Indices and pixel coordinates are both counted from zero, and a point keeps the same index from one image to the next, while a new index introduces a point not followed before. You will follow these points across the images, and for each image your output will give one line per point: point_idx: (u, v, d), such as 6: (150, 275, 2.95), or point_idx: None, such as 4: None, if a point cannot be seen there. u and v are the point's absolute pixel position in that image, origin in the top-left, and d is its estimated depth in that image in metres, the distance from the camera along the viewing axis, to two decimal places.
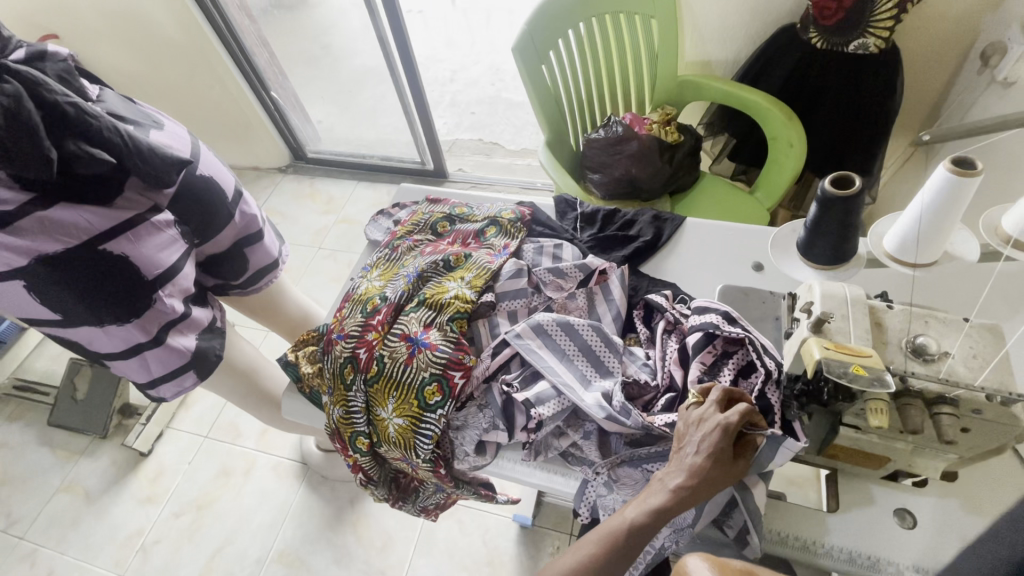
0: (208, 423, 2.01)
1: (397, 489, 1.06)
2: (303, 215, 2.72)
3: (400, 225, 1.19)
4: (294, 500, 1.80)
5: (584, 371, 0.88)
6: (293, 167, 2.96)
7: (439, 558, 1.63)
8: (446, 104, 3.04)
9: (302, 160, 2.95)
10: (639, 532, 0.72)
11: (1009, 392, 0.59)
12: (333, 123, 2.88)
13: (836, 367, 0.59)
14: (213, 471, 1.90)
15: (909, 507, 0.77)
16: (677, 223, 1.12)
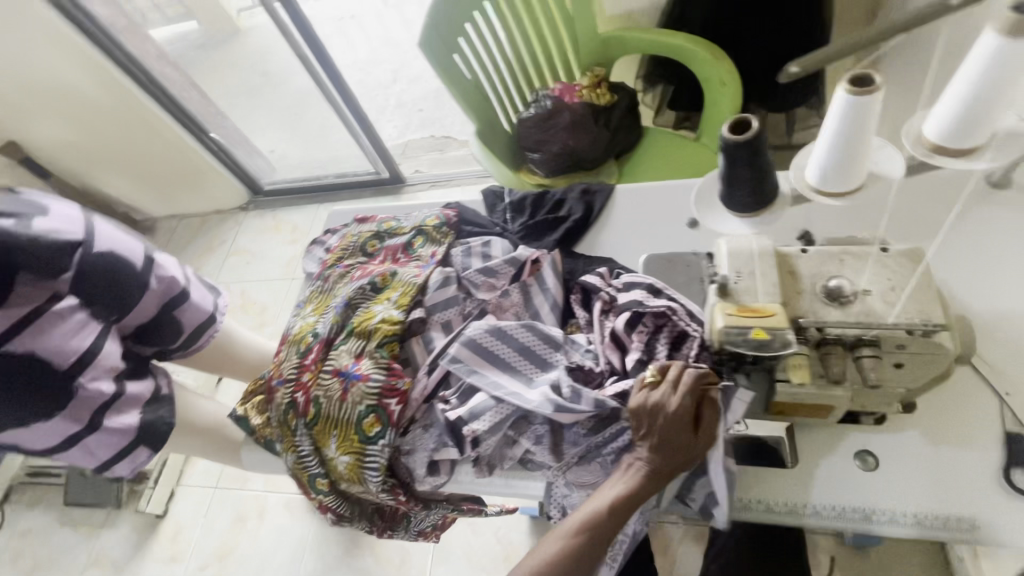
0: (216, 473, 2.03)
1: (383, 520, 1.03)
2: (272, 248, 2.70)
3: (332, 252, 1.15)
4: (310, 534, 1.82)
5: (528, 372, 0.84)
6: (253, 203, 2.88)
7: (457, 564, 1.64)
8: (393, 107, 2.98)
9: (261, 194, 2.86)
10: (611, 525, 0.70)
11: (926, 322, 0.56)
12: (286, 149, 2.93)
13: (733, 336, 0.55)
14: (230, 518, 1.93)
15: (871, 446, 0.73)
16: (606, 193, 1.07)
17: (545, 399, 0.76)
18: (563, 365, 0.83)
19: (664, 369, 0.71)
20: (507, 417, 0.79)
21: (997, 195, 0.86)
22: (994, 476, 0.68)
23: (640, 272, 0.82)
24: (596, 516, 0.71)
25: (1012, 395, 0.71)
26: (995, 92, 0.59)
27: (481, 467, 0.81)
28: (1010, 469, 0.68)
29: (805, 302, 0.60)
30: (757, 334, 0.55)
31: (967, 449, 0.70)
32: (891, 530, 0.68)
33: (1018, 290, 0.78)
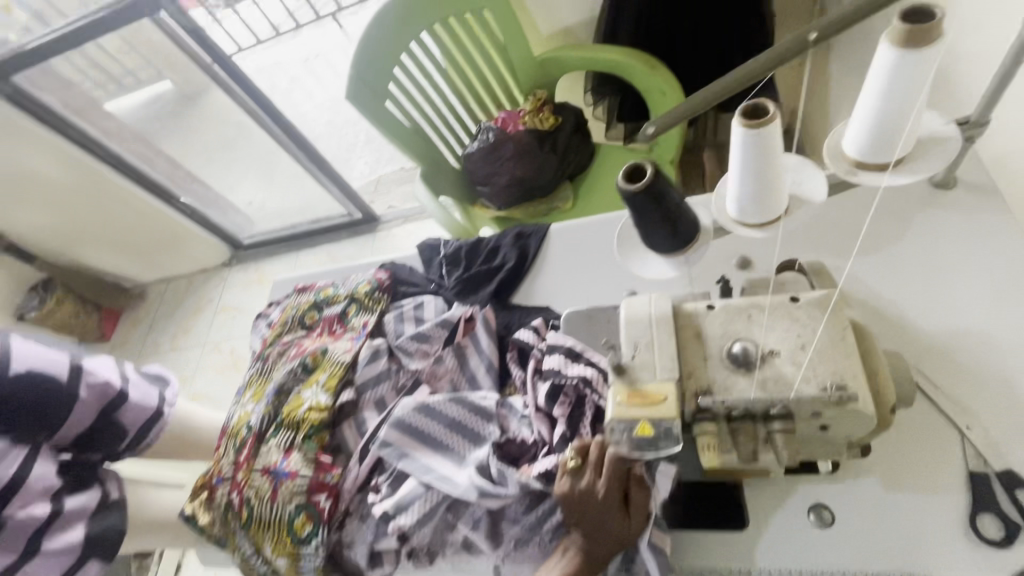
0: None
1: None
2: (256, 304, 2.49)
3: (273, 327, 1.12)
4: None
5: (460, 450, 0.79)
6: (236, 259, 2.67)
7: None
8: (364, 142, 2.64)
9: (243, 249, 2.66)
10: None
11: (840, 385, 0.50)
12: (263, 199, 2.69)
13: (618, 431, 0.52)
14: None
15: (826, 500, 0.67)
16: (540, 235, 1.02)
17: (471, 484, 0.72)
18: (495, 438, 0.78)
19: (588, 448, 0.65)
20: (437, 505, 0.75)
21: (945, 198, 0.79)
22: (959, 524, 0.62)
23: (562, 332, 0.77)
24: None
25: (973, 428, 0.65)
26: (905, 101, 0.53)
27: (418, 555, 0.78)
28: (976, 516, 0.61)
29: (711, 371, 0.55)
30: (642, 431, 0.51)
31: (927, 494, 0.64)
32: None
33: (973, 305, 0.71)
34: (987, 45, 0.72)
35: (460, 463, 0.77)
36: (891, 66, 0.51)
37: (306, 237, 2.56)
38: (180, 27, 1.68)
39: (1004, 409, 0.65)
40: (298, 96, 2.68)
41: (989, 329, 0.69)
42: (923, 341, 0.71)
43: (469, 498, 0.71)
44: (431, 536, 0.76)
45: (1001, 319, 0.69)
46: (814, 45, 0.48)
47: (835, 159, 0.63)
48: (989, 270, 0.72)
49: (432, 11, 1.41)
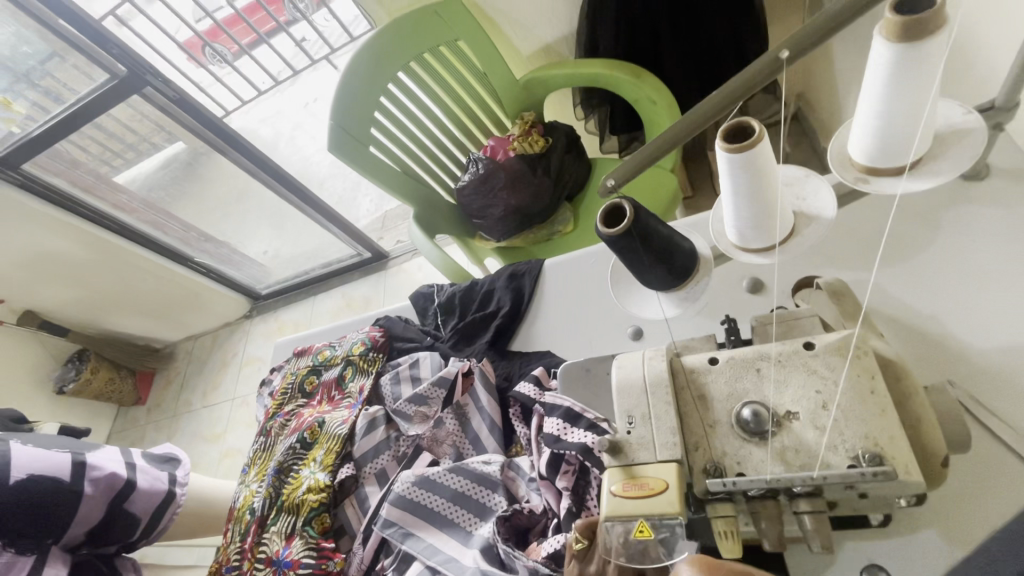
0: None
1: None
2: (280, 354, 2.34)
3: (275, 397, 1.09)
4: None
5: (466, 525, 0.73)
6: (257, 309, 2.59)
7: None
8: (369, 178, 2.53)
9: (262, 299, 2.59)
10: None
11: (874, 451, 0.42)
12: (278, 248, 2.52)
13: (617, 534, 0.46)
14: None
15: (880, 559, 0.56)
16: (534, 274, 0.96)
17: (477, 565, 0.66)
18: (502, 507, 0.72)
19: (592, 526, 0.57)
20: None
21: (976, 190, 0.69)
22: None
23: (560, 389, 0.71)
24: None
25: None
26: (912, 100, 0.44)
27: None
28: None
29: (720, 441, 0.47)
30: (641, 532, 0.44)
31: None
32: None
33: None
34: (1004, 15, 0.63)
35: (468, 540, 0.71)
36: (890, 62, 0.43)
37: (320, 281, 2.44)
38: (168, 100, 1.65)
39: None
40: (302, 142, 2.44)
41: None
42: (972, 362, 0.61)
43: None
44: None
45: None
46: (788, 63, 0.49)
47: (839, 167, 0.53)
48: None
49: (405, 49, 1.37)
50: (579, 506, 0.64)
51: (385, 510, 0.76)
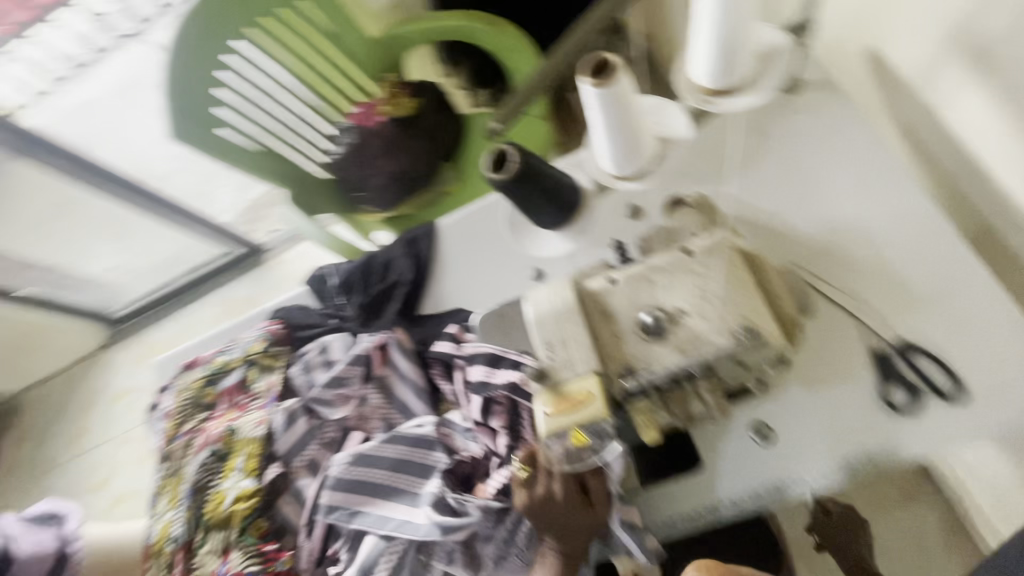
0: None
1: None
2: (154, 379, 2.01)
3: (170, 418, 0.98)
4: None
5: (411, 488, 0.74)
6: (115, 336, 2.02)
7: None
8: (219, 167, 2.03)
9: (120, 322, 2.05)
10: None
11: (747, 326, 0.51)
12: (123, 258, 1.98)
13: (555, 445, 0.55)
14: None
15: (763, 416, 0.70)
16: (429, 235, 0.94)
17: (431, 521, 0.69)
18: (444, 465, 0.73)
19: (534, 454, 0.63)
20: (404, 554, 0.72)
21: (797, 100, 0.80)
22: (876, 401, 0.67)
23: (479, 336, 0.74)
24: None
25: (866, 312, 0.69)
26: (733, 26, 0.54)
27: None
28: (889, 388, 0.67)
29: (629, 347, 0.53)
30: (574, 437, 0.53)
31: (843, 383, 0.68)
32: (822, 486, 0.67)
33: (841, 198, 0.75)
34: None
35: (413, 499, 0.73)
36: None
37: None
38: None
39: (887, 288, 0.70)
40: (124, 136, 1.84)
41: (859, 217, 0.73)
42: (807, 244, 0.74)
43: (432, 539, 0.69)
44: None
45: (865, 205, 0.74)
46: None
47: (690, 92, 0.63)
48: (846, 162, 0.76)
49: (235, 12, 1.23)
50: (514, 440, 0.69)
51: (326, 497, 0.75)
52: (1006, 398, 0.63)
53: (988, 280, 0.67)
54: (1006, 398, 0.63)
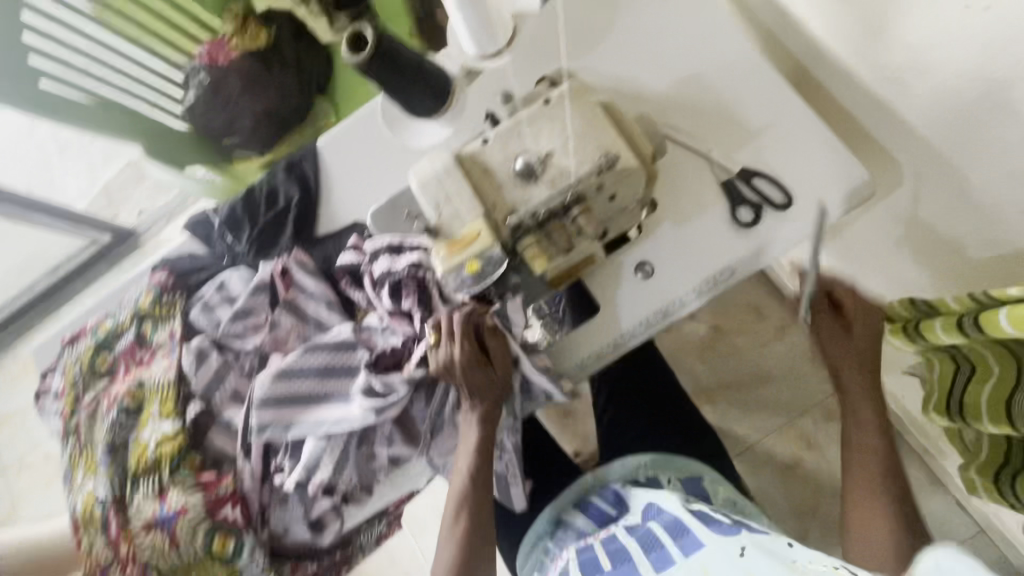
0: None
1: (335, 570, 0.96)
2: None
3: (64, 397, 0.91)
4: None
5: (339, 389, 0.76)
6: None
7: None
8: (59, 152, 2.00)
9: None
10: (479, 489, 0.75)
11: (606, 156, 0.57)
12: None
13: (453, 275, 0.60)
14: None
15: (643, 256, 0.80)
16: (310, 156, 0.92)
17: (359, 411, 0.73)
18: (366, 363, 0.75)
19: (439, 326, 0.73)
20: (347, 448, 0.75)
21: None
22: (727, 223, 0.79)
23: (375, 233, 0.76)
24: (466, 493, 0.75)
25: (712, 151, 0.80)
26: None
27: (354, 499, 0.77)
28: (736, 210, 0.79)
29: (509, 195, 0.58)
30: (473, 267, 0.59)
31: (700, 214, 0.79)
32: (699, 302, 0.79)
33: (683, 57, 0.83)
34: None
35: (341, 397, 0.76)
36: None
37: (53, 294, 1.92)
38: None
39: (727, 127, 0.80)
40: None
41: (698, 69, 0.82)
42: (660, 102, 0.82)
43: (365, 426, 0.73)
44: (358, 474, 0.76)
45: (701, 57, 0.82)
46: None
47: None
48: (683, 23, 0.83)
49: None
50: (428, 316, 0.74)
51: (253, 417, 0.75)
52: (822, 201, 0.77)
53: (801, 107, 0.79)
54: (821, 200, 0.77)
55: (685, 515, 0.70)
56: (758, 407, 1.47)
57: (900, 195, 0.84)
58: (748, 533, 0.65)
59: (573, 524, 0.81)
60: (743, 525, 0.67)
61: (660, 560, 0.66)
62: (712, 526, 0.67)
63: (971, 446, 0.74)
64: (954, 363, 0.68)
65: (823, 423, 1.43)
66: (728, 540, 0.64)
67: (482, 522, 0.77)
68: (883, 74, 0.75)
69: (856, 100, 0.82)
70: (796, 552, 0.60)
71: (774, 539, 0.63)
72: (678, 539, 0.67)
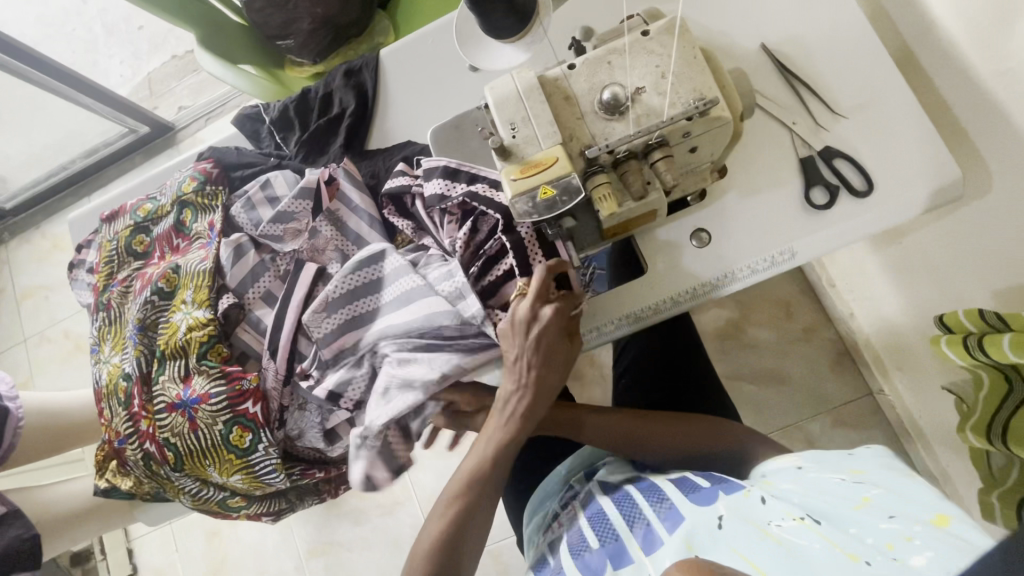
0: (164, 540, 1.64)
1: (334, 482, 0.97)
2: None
3: (97, 271, 0.91)
4: (269, 542, 1.56)
5: (370, 305, 0.72)
6: (4, 228, 1.93)
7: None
8: (107, 35, 1.95)
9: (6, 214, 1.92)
10: (498, 468, 0.69)
11: (702, 100, 0.52)
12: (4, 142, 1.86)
13: (525, 204, 0.53)
14: (205, 572, 1.59)
15: (702, 224, 0.76)
16: (371, 65, 0.89)
17: (448, 309, 0.67)
18: (454, 264, 0.69)
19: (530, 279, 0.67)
20: (380, 371, 0.73)
21: None
22: (798, 203, 0.74)
23: (433, 153, 0.73)
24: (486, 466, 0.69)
25: (798, 122, 0.75)
26: None
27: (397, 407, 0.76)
28: (810, 190, 0.74)
29: (589, 128, 0.55)
30: (545, 195, 0.52)
31: (772, 188, 0.75)
32: (751, 280, 0.75)
33: (784, 17, 0.77)
34: None
35: (407, 296, 0.69)
36: None
37: (87, 177, 1.91)
38: None
39: (818, 100, 0.75)
40: None
41: (797, 34, 0.77)
42: (749, 63, 0.77)
43: (448, 324, 0.67)
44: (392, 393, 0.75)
45: (802, 21, 0.77)
46: None
47: None
48: None
49: None
50: (477, 253, 0.70)
51: (317, 332, 0.72)
52: (905, 194, 0.71)
53: (901, 89, 0.73)
54: (902, 194, 0.72)
55: (663, 484, 0.67)
56: (768, 404, 1.39)
57: (985, 206, 0.78)
58: (724, 495, 0.60)
59: (576, 488, 0.77)
60: (720, 485, 0.62)
61: (647, 539, 0.62)
62: (694, 493, 0.63)
63: (996, 474, 0.73)
64: (1008, 384, 0.66)
65: (830, 427, 1.34)
66: (707, 510, 0.59)
67: (488, 500, 0.69)
68: (998, 65, 0.68)
69: (959, 94, 0.75)
70: (768, 510, 0.56)
71: (747, 497, 0.58)
72: (661, 511, 0.63)
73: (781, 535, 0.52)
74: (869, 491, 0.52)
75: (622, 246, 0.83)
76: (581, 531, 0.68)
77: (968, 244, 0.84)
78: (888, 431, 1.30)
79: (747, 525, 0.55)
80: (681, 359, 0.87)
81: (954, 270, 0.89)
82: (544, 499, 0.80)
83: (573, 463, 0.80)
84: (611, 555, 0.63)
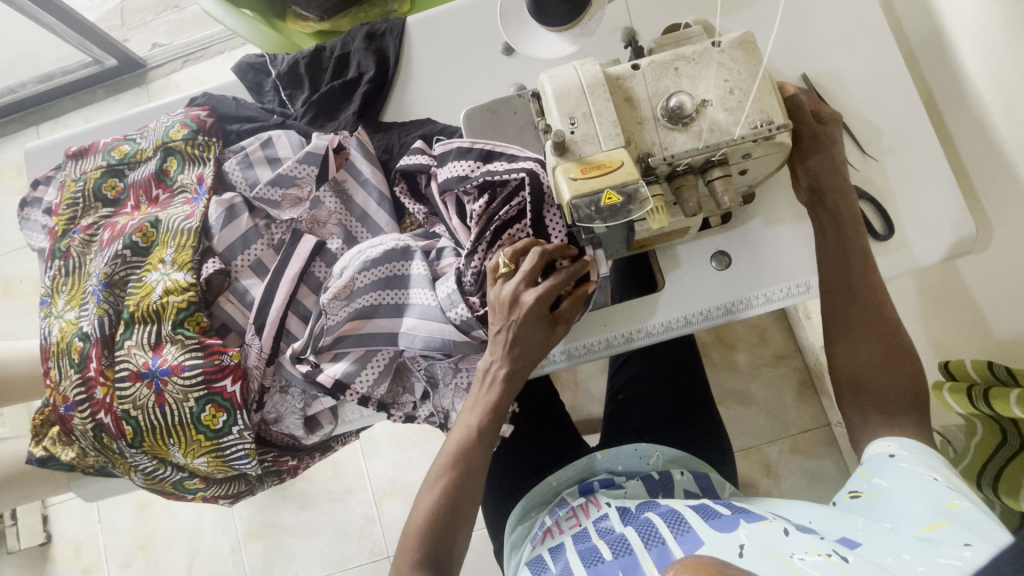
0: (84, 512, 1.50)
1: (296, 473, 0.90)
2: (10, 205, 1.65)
3: (54, 214, 0.81)
4: (204, 522, 1.40)
5: (391, 301, 0.69)
6: None
7: (388, 502, 1.35)
8: None
9: None
10: (483, 443, 0.64)
11: (770, 122, 0.51)
12: None
13: (586, 208, 0.49)
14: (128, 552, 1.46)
15: (724, 247, 0.75)
16: (396, 31, 0.82)
17: (467, 339, 0.67)
18: (455, 291, 0.66)
19: (518, 253, 0.63)
20: (390, 363, 0.70)
21: None
22: None
23: (462, 133, 0.68)
24: (468, 444, 0.64)
25: None
26: None
27: (393, 407, 0.73)
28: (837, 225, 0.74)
29: (649, 134, 0.52)
30: (609, 200, 0.49)
31: (799, 222, 0.74)
32: (765, 309, 0.75)
33: (830, 51, 0.76)
34: None
35: (421, 312, 0.67)
36: None
37: (39, 105, 1.71)
38: None
39: (851, 139, 0.75)
40: None
41: (839, 68, 0.76)
42: None
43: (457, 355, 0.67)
44: (388, 391, 0.72)
45: (845, 57, 0.76)
46: None
47: None
48: (842, 14, 0.76)
49: None
50: (490, 221, 0.65)
51: (327, 320, 0.67)
52: (920, 244, 0.73)
53: (931, 138, 0.73)
54: (918, 243, 0.73)
55: (682, 507, 0.64)
56: (729, 423, 1.31)
57: (976, 261, 0.78)
58: (745, 523, 0.58)
59: (570, 502, 0.75)
60: (742, 513, 0.61)
61: (662, 559, 0.59)
62: (713, 520, 0.61)
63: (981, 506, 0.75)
64: (1002, 436, 0.68)
65: (789, 453, 1.27)
66: (727, 537, 0.57)
67: (473, 482, 0.63)
68: None
69: (971, 147, 0.75)
70: (791, 542, 0.53)
71: (768, 527, 0.57)
72: (678, 534, 0.60)
73: (803, 568, 0.50)
74: (959, 499, 0.51)
75: (639, 259, 0.81)
76: (593, 545, 0.65)
77: (946, 295, 0.85)
78: (839, 464, 1.26)
79: (768, 555, 0.53)
80: (681, 384, 0.87)
81: (925, 322, 0.91)
82: (529, 509, 0.78)
83: (565, 476, 0.78)
84: (625, 566, 0.60)
